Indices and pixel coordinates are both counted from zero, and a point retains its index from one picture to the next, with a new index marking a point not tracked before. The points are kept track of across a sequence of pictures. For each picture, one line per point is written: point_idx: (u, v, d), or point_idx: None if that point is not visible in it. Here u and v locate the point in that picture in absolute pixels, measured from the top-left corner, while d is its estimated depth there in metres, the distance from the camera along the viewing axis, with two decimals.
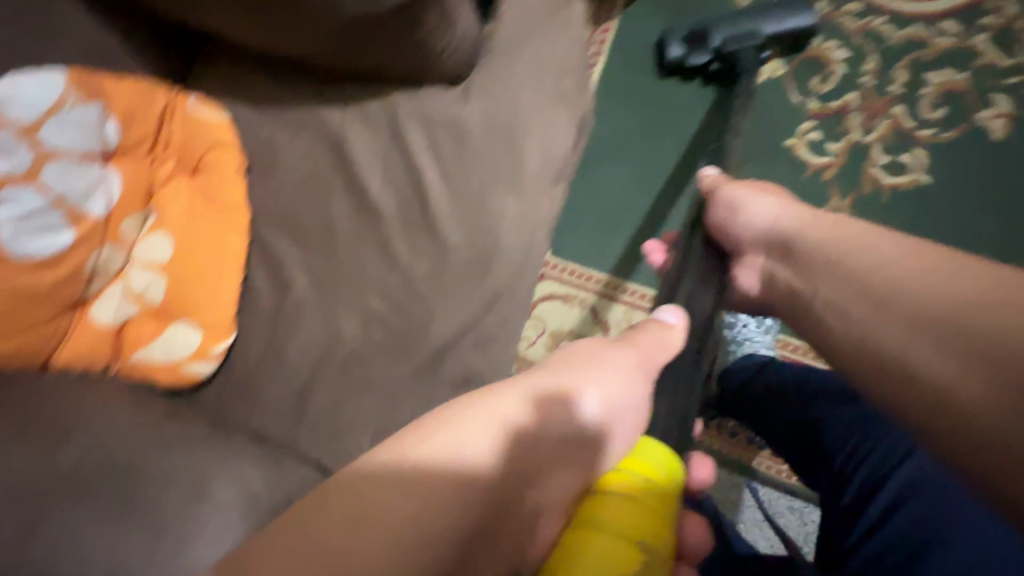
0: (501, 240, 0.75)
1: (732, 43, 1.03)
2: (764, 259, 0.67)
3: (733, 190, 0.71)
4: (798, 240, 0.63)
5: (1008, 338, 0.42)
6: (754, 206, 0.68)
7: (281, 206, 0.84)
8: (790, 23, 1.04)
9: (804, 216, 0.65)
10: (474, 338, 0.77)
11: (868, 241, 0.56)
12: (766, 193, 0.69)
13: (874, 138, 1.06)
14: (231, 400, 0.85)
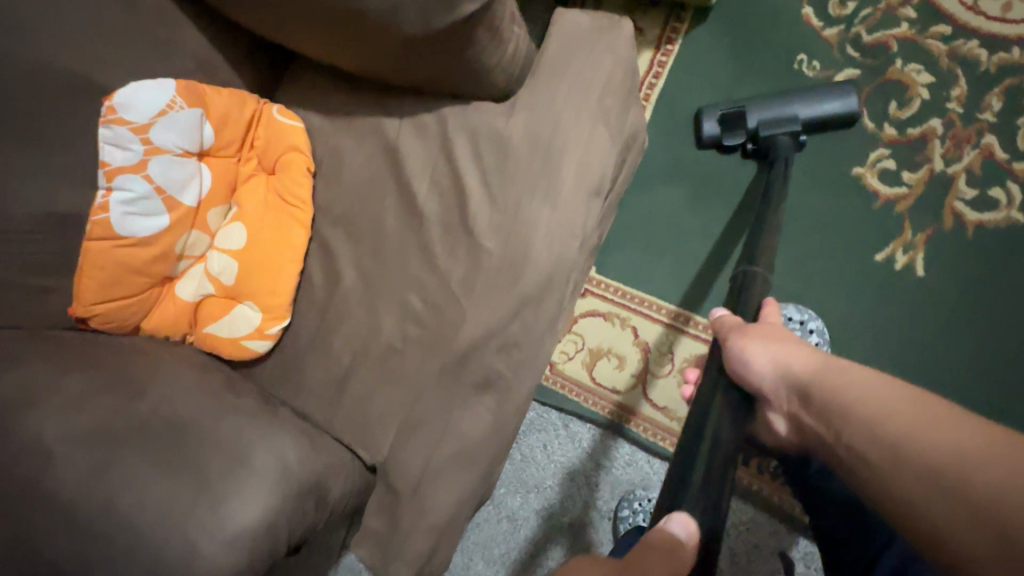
0: (534, 249, 0.77)
1: (768, 127, 0.95)
2: (788, 407, 0.61)
3: (742, 336, 0.64)
4: (820, 389, 0.58)
5: (1003, 509, 0.42)
6: (763, 354, 0.62)
7: (338, 206, 0.92)
8: (832, 109, 0.96)
9: (819, 359, 0.60)
10: (499, 342, 0.79)
11: (879, 387, 0.54)
12: (775, 335, 0.63)
13: (959, 169, 0.97)
14: (281, 377, 0.93)
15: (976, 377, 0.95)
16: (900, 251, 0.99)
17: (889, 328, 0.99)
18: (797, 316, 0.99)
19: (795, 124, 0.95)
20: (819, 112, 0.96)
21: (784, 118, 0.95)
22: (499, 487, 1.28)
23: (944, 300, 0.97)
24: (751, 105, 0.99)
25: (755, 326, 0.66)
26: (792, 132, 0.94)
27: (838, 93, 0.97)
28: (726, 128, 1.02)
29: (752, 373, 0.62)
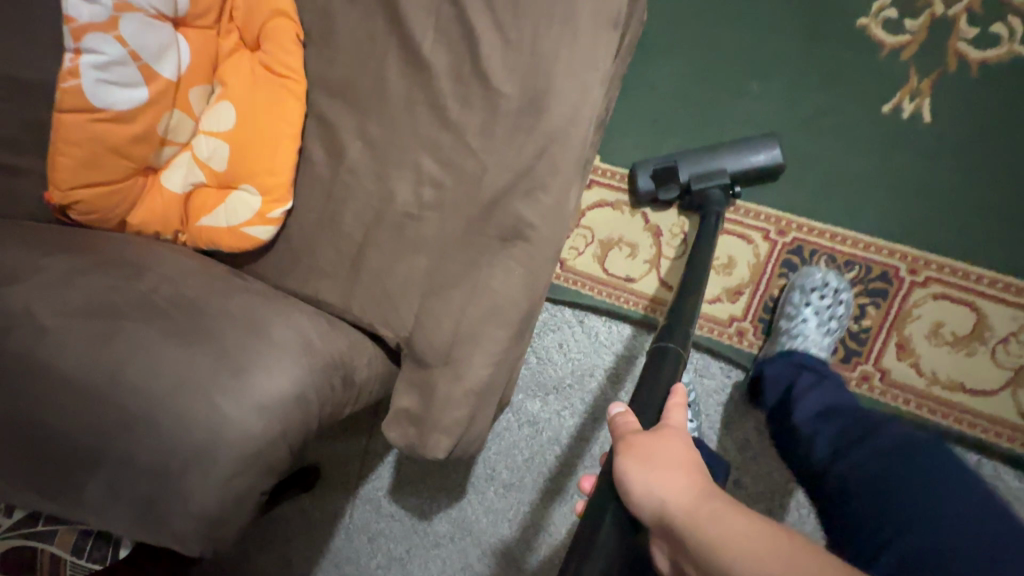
0: (554, 86, 0.73)
1: (698, 182, 1.01)
2: (672, 550, 0.54)
3: (626, 452, 0.57)
4: (696, 541, 0.50)
5: None
6: (646, 485, 0.54)
7: (336, 75, 0.86)
8: (758, 160, 1.00)
9: (698, 495, 0.53)
10: (524, 188, 0.75)
11: (761, 559, 0.47)
12: (659, 456, 0.56)
13: (960, 10, 0.97)
14: (289, 266, 0.88)
15: (985, 212, 0.97)
16: (907, 99, 0.99)
17: (897, 180, 1.00)
18: (835, 284, 1.01)
19: (724, 178, 1.01)
20: (744, 166, 1.00)
21: (711, 172, 1.01)
22: (517, 393, 1.26)
23: (949, 145, 0.98)
24: (681, 160, 1.04)
25: (641, 438, 0.58)
26: (721, 186, 1.00)
27: (758, 147, 1.00)
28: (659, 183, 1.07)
29: (636, 505, 0.55)
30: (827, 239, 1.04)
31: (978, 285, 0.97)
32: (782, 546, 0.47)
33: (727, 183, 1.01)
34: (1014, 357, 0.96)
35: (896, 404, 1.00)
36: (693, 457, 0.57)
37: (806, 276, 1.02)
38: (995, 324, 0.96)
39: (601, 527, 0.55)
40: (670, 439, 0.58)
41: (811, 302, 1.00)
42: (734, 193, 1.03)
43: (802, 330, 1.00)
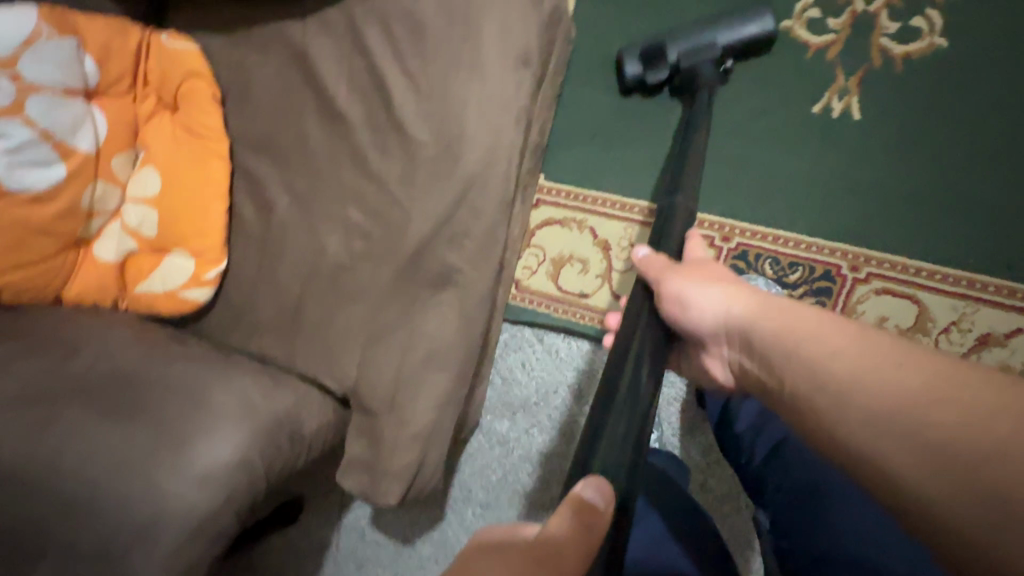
0: (467, 132, 0.74)
1: (688, 58, 0.98)
2: (730, 352, 0.59)
3: (675, 277, 0.63)
4: (757, 331, 0.55)
5: (957, 440, 0.40)
6: (703, 296, 0.59)
7: (258, 131, 0.86)
8: (749, 31, 0.98)
9: (756, 299, 0.58)
10: (449, 233, 0.76)
11: (821, 327, 0.51)
12: (711, 278, 0.61)
13: (879, 6, 0.97)
14: (231, 324, 0.88)
15: (918, 205, 0.98)
16: (836, 98, 1.00)
17: (832, 179, 1.01)
18: (764, 287, 1.03)
19: (714, 51, 0.98)
20: (733, 40, 0.97)
21: (701, 48, 0.98)
22: (486, 414, 1.27)
23: (880, 140, 0.99)
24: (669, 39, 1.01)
25: (690, 266, 0.64)
26: (711, 59, 0.98)
27: (751, 17, 0.97)
28: (648, 64, 1.03)
29: (694, 316, 0.60)
30: (769, 241, 1.04)
31: (918, 277, 0.98)
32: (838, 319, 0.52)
33: (718, 56, 0.98)
34: (958, 344, 0.98)
35: None
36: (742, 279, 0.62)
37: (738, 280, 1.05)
38: (936, 315, 0.98)
39: (641, 339, 0.62)
40: (712, 264, 0.64)
41: None
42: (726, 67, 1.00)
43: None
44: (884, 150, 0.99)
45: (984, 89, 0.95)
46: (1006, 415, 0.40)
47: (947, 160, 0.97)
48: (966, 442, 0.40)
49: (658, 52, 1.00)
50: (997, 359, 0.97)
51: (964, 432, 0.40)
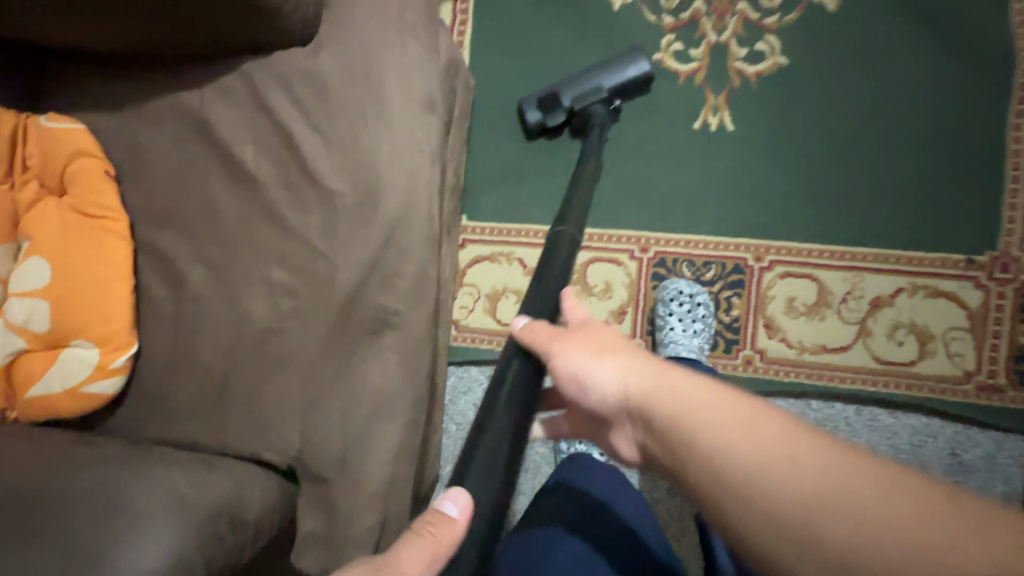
0: (383, 178, 0.75)
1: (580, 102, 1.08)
2: (631, 433, 0.54)
3: (566, 347, 0.58)
4: (652, 410, 0.50)
5: (857, 556, 0.36)
6: (599, 370, 0.54)
7: (160, 204, 0.82)
8: (629, 73, 1.08)
9: (650, 372, 0.52)
10: (380, 277, 0.76)
11: (715, 411, 0.46)
12: (605, 346, 0.56)
13: (727, 36, 1.13)
14: (148, 413, 0.80)
15: (798, 197, 1.10)
16: (711, 115, 1.13)
17: (722, 184, 1.12)
18: (687, 290, 1.11)
19: (602, 93, 1.08)
20: (617, 82, 1.08)
21: (590, 92, 1.08)
22: (444, 465, 1.22)
23: (754, 146, 1.12)
24: (562, 86, 1.10)
25: (582, 333, 0.59)
26: (600, 102, 1.08)
27: (629, 61, 1.08)
28: (547, 110, 1.11)
29: (591, 397, 0.55)
30: (681, 246, 1.13)
31: (810, 257, 1.09)
32: (734, 398, 0.46)
33: (607, 96, 1.08)
34: (856, 312, 1.08)
35: (779, 377, 1.10)
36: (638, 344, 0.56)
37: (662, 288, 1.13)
38: (833, 288, 1.09)
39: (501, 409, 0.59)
40: (605, 330, 0.58)
41: (674, 312, 1.09)
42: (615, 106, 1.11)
43: (671, 339, 1.09)
44: (759, 153, 1.11)
45: (827, 94, 1.09)
46: (920, 527, 0.36)
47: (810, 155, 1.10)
48: (883, 563, 0.36)
49: (553, 99, 1.09)
50: (890, 319, 1.07)
51: (889, 551, 0.36)
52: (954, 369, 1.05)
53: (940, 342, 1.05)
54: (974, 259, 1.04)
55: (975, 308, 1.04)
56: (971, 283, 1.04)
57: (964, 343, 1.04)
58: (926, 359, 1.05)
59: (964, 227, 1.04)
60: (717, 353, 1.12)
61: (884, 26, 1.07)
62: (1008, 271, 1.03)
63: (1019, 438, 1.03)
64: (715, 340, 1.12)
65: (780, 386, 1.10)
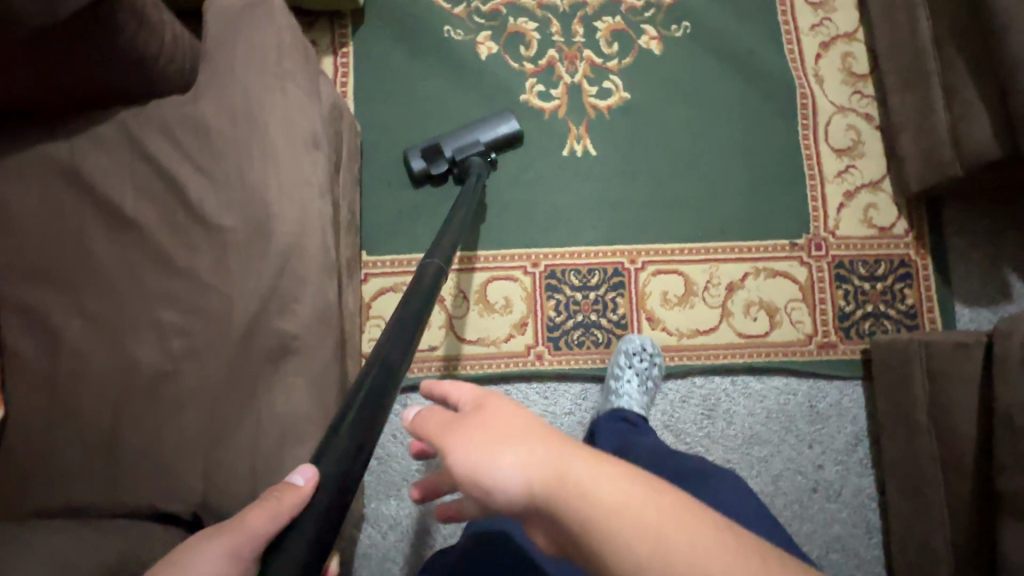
0: (274, 210, 0.78)
1: (459, 152, 1.15)
2: (542, 531, 0.47)
3: (462, 439, 0.49)
4: (561, 508, 0.43)
5: None
6: (500, 466, 0.46)
7: (26, 259, 0.78)
8: (503, 130, 1.19)
9: (558, 463, 0.45)
10: (277, 303, 0.77)
11: (627, 510, 0.42)
12: (505, 430, 0.48)
13: (580, 77, 1.32)
14: (18, 486, 0.73)
15: (657, 205, 1.28)
16: (576, 143, 1.30)
17: (594, 201, 1.28)
18: (649, 347, 1.20)
19: (480, 146, 1.17)
20: (493, 137, 1.18)
21: (469, 144, 1.16)
22: (368, 503, 1.20)
23: (615, 166, 1.29)
24: (443, 139, 1.18)
25: (479, 417, 0.50)
26: (477, 153, 1.15)
27: (503, 119, 1.20)
28: (430, 159, 1.19)
29: (494, 500, 0.47)
30: (567, 257, 1.26)
31: (674, 255, 1.27)
32: (643, 490, 0.43)
33: (483, 150, 1.17)
34: (717, 297, 1.26)
35: (665, 362, 1.24)
36: (539, 420, 0.50)
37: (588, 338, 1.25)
38: (696, 279, 1.26)
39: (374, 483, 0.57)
40: (503, 409, 0.50)
41: (633, 365, 1.17)
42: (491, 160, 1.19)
43: (625, 390, 1.14)
44: (620, 170, 1.29)
45: (665, 120, 1.31)
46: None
47: (660, 170, 1.29)
48: None
49: (435, 150, 1.17)
50: (744, 299, 1.26)
51: None
52: (798, 334, 1.25)
53: (784, 312, 1.26)
54: (795, 242, 1.27)
55: (803, 281, 1.26)
56: (797, 262, 1.27)
57: (801, 311, 1.26)
58: (775, 328, 1.25)
59: (783, 218, 1.28)
60: (610, 349, 1.24)
61: (700, 65, 1.32)
62: (821, 248, 1.27)
63: (855, 383, 1.24)
64: (607, 337, 1.25)
65: (668, 370, 1.24)
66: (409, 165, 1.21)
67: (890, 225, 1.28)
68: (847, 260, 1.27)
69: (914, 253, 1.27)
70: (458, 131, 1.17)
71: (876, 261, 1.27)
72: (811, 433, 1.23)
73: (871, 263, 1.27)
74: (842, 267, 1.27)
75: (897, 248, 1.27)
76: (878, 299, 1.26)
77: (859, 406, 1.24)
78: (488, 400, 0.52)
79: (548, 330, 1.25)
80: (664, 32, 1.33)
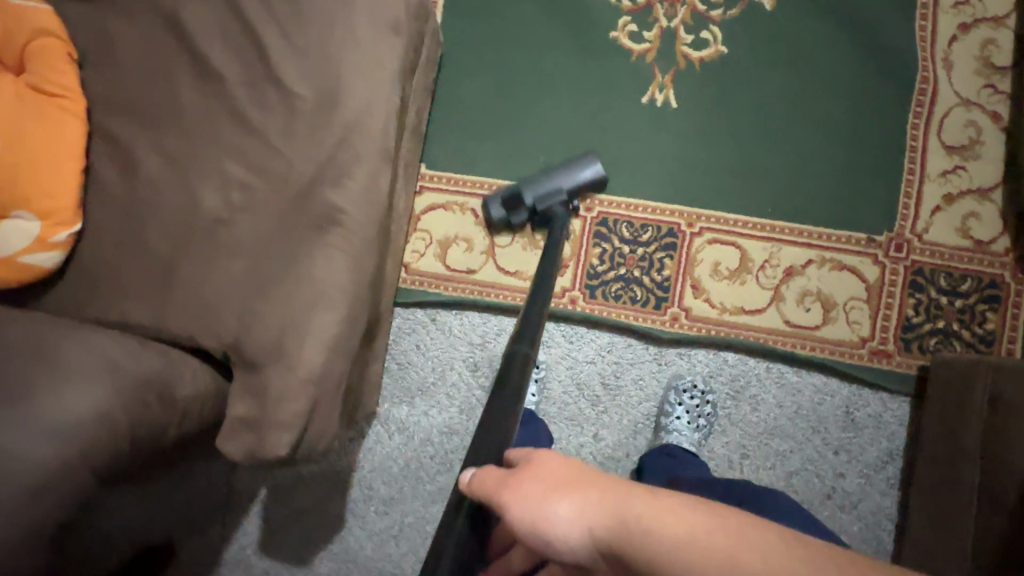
0: (344, 85, 0.80)
1: (542, 204, 1.15)
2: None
3: (517, 491, 0.56)
4: (619, 545, 0.50)
5: None
6: (556, 517, 0.53)
7: (120, 94, 0.84)
8: (587, 176, 1.16)
9: (609, 503, 0.52)
10: (331, 175, 0.80)
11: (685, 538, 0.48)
12: (555, 480, 0.56)
13: (678, 23, 1.24)
14: (85, 295, 0.81)
15: (730, 172, 1.21)
16: (658, 92, 1.23)
17: (663, 156, 1.23)
18: (702, 385, 1.18)
19: (562, 194, 1.16)
20: (577, 186, 1.15)
21: (551, 194, 1.15)
22: (383, 403, 1.26)
23: (694, 123, 1.22)
24: (525, 186, 1.16)
25: (530, 469, 0.58)
26: (560, 204, 1.15)
27: (587, 165, 1.16)
28: (510, 208, 1.18)
29: (560, 546, 0.53)
30: (622, 208, 1.23)
31: (736, 227, 1.20)
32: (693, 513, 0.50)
33: (566, 198, 1.16)
34: (772, 278, 1.19)
35: (701, 334, 1.19)
36: (583, 466, 0.58)
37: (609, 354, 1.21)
38: (754, 257, 1.19)
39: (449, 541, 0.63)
40: (549, 458, 0.59)
41: (684, 402, 1.17)
42: (572, 207, 1.19)
43: (676, 428, 1.15)
44: (699, 129, 1.22)
45: (760, 83, 1.21)
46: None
47: (742, 135, 1.21)
48: None
49: (517, 200, 1.16)
50: (801, 287, 1.18)
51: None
52: (851, 335, 1.17)
53: (841, 310, 1.17)
54: (873, 238, 1.17)
55: (872, 282, 1.17)
56: (870, 259, 1.17)
57: (860, 312, 1.17)
58: (829, 324, 1.17)
59: (866, 210, 1.18)
60: (646, 308, 1.21)
61: (813, 29, 1.21)
62: (901, 250, 1.16)
63: (902, 399, 1.16)
64: (646, 297, 1.21)
65: (702, 342, 1.19)
66: (488, 215, 1.20)
67: (989, 240, 1.14)
68: (928, 269, 1.16)
69: (1008, 276, 1.14)
70: (540, 179, 1.15)
71: (961, 275, 1.15)
72: (840, 440, 1.16)
73: (955, 277, 1.15)
74: (920, 274, 1.16)
75: (990, 266, 1.14)
76: (953, 317, 1.14)
77: (900, 424, 1.15)
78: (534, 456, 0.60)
79: (588, 276, 1.23)
80: None
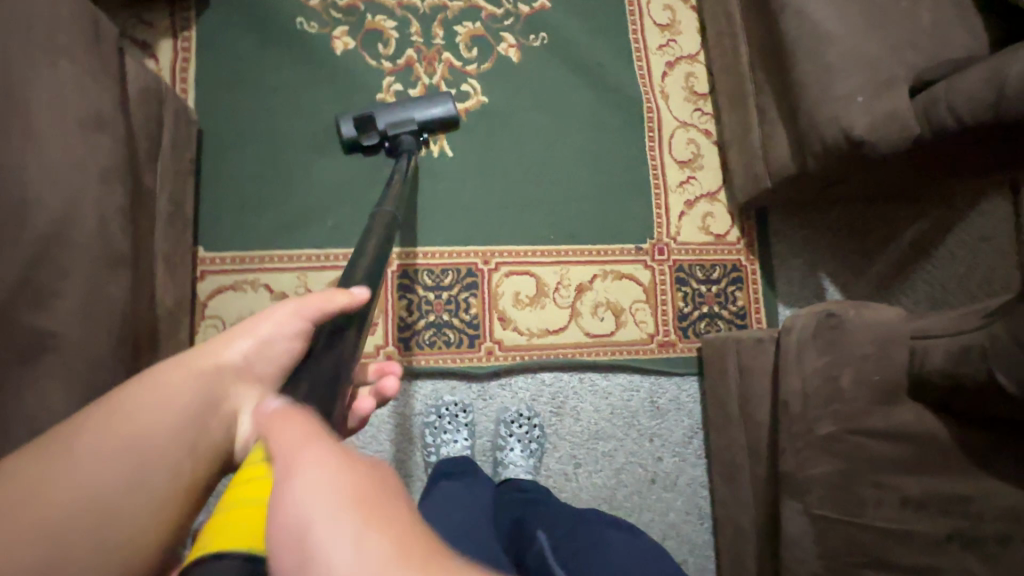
0: (35, 194, 0.71)
1: (392, 128, 1.17)
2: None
3: (316, 467, 0.37)
4: None
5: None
6: (334, 556, 0.33)
7: None
8: (437, 111, 1.21)
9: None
10: (30, 294, 0.70)
11: None
12: (365, 490, 0.37)
13: (438, 79, 1.32)
14: None
15: (511, 206, 1.31)
16: (432, 143, 1.30)
17: (449, 203, 1.29)
18: (527, 410, 1.25)
19: (414, 124, 1.19)
20: (428, 116, 1.20)
21: (402, 121, 1.18)
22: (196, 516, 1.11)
23: (471, 166, 1.31)
24: (378, 110, 1.18)
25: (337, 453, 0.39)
26: (410, 132, 1.18)
27: (439, 101, 1.21)
28: (362, 128, 1.18)
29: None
30: (420, 257, 1.26)
31: (526, 257, 1.30)
32: None
33: (416, 129, 1.19)
34: (566, 298, 1.30)
35: (515, 362, 1.26)
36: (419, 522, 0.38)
37: (434, 407, 1.22)
38: (547, 281, 1.30)
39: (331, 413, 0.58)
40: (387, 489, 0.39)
41: (514, 433, 1.21)
42: (423, 139, 1.23)
43: (511, 460, 1.19)
44: (477, 171, 1.31)
45: (521, 125, 1.34)
46: None
47: (517, 174, 1.33)
48: None
49: (368, 120, 1.16)
50: (592, 300, 1.31)
51: None
52: (640, 333, 1.32)
53: (628, 313, 1.32)
54: (640, 247, 1.35)
55: (647, 284, 1.34)
56: (642, 265, 1.34)
57: (644, 312, 1.33)
58: (621, 328, 1.32)
59: (630, 223, 1.36)
60: (461, 348, 1.25)
61: (556, 76, 1.37)
62: (663, 253, 1.35)
63: (691, 379, 1.33)
64: (458, 337, 1.25)
65: (516, 369, 1.26)
66: (339, 130, 1.19)
67: (724, 233, 1.38)
68: (687, 265, 1.36)
69: (744, 259, 1.38)
70: (393, 104, 1.18)
71: (711, 265, 1.37)
72: (651, 428, 1.30)
73: (707, 267, 1.37)
74: (681, 270, 1.36)
75: (729, 253, 1.38)
76: (713, 300, 1.36)
77: (694, 401, 1.33)
78: (350, 466, 0.37)
79: (401, 330, 1.23)
80: (522, 40, 1.37)
